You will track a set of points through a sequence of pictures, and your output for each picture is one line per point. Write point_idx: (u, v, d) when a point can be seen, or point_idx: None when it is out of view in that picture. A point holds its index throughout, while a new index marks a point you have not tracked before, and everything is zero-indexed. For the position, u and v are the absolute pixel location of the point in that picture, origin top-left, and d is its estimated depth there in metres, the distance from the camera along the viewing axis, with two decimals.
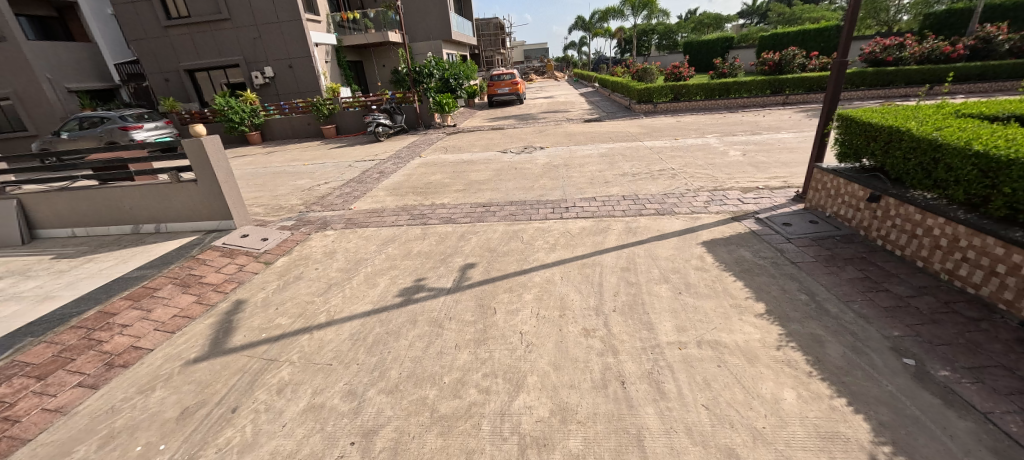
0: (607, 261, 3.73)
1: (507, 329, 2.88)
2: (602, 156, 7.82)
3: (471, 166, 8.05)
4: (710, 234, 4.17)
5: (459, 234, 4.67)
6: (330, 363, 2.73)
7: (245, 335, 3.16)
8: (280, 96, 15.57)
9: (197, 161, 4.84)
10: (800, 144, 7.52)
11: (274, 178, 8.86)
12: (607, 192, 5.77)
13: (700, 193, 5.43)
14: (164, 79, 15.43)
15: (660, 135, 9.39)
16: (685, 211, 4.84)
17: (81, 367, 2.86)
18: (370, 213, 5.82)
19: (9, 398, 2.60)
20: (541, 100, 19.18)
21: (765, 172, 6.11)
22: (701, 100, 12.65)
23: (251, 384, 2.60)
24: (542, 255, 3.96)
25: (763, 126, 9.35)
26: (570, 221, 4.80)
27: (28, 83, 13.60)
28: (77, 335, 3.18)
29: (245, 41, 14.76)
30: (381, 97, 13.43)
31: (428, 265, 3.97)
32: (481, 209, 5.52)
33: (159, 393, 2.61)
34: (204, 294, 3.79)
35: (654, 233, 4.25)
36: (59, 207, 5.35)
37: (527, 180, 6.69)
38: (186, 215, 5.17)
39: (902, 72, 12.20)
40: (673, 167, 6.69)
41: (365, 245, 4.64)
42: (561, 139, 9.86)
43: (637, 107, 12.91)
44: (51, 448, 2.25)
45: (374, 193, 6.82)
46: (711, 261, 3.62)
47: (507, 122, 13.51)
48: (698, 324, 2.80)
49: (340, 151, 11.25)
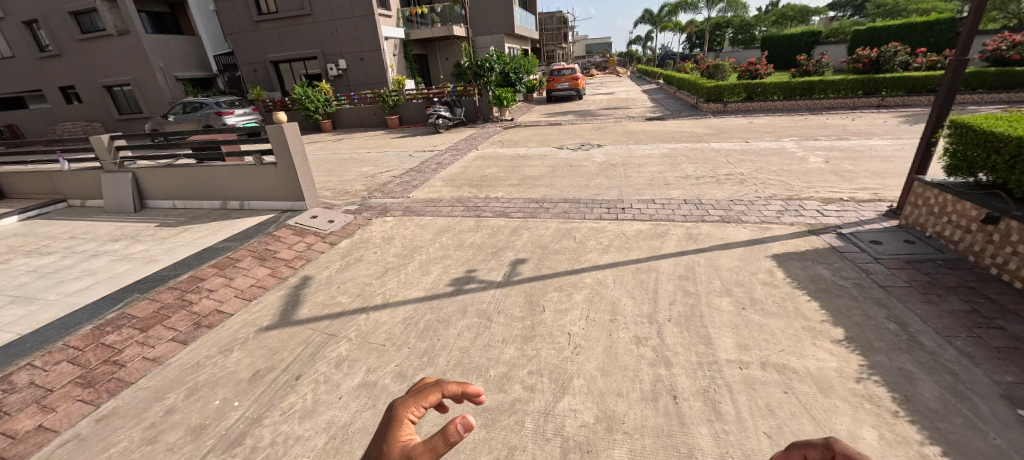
0: (663, 267, 3.55)
1: (555, 329, 2.85)
2: (663, 157, 7.47)
3: (526, 161, 8.05)
4: (781, 247, 3.82)
5: (511, 229, 4.70)
6: (383, 343, 2.87)
7: (310, 309, 3.41)
8: (351, 87, 16.58)
9: (278, 146, 5.29)
10: (897, 153, 6.65)
11: (342, 163, 9.49)
12: (666, 194, 5.50)
13: (772, 201, 5.00)
14: (253, 70, 17.04)
15: (729, 137, 8.77)
16: (754, 220, 4.48)
17: (175, 324, 3.25)
18: (427, 202, 6.04)
19: (119, 344, 3.01)
20: (600, 96, 18.69)
21: (852, 182, 5.48)
22: (779, 100, 11.62)
23: (314, 356, 2.80)
24: (594, 256, 3.86)
25: (852, 130, 8.40)
26: (625, 222, 4.64)
27: (147, 71, 15.66)
28: (173, 295, 3.61)
29: (323, 35, 15.87)
30: (442, 89, 13.83)
31: (479, 258, 4.03)
32: (534, 204, 5.51)
33: (236, 354, 2.90)
34: (277, 268, 4.15)
35: (717, 242, 3.98)
36: (165, 181, 6.11)
37: (582, 178, 6.57)
38: (266, 194, 5.69)
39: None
40: (742, 172, 6.22)
41: (421, 233, 4.82)
42: (620, 137, 9.55)
43: (705, 106, 12.17)
44: (149, 392, 2.59)
45: (432, 183, 7.05)
46: (781, 276, 3.32)
47: (564, 117, 13.33)
48: (764, 344, 2.59)
49: (402, 141, 11.76)
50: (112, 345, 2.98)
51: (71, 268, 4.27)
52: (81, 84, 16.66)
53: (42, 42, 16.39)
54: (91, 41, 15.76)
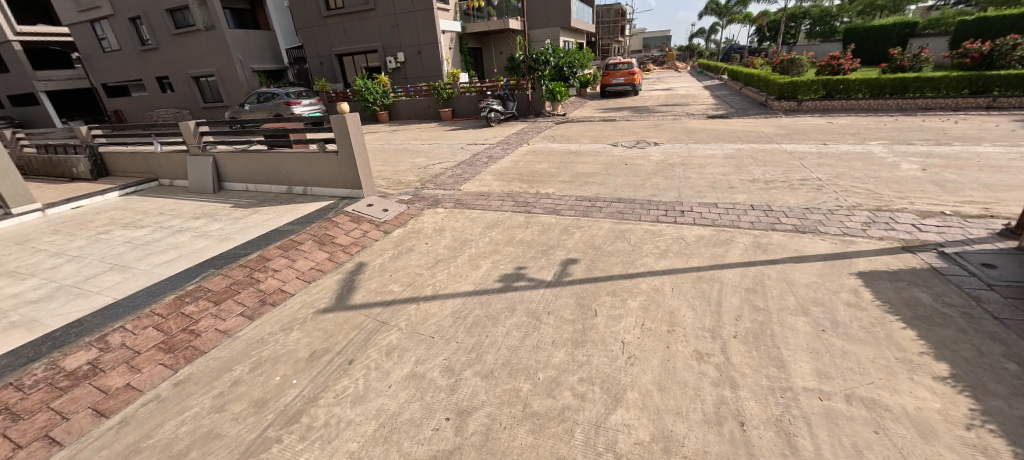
0: (728, 278, 3.27)
1: (607, 336, 2.70)
2: (728, 158, 6.97)
3: (579, 157, 7.84)
4: (868, 263, 3.39)
5: (561, 227, 4.58)
6: (432, 335, 2.88)
7: (363, 295, 3.53)
8: (407, 79, 17.09)
9: (340, 135, 5.53)
10: (1017, 162, 5.69)
11: (397, 154, 9.80)
12: (731, 199, 5.11)
13: (856, 211, 4.47)
14: (320, 62, 18.08)
15: (805, 138, 7.99)
16: (834, 231, 4.02)
17: (243, 300, 3.50)
18: (477, 195, 6.06)
19: (196, 314, 3.29)
20: (657, 92, 17.87)
21: (957, 194, 4.76)
22: (865, 99, 10.41)
23: (366, 342, 2.88)
24: (650, 261, 3.65)
25: (956, 135, 7.33)
26: (684, 227, 4.36)
27: (228, 64, 17.14)
28: (243, 272, 3.88)
29: (384, 29, 16.47)
30: (495, 83, 13.86)
31: (529, 255, 3.96)
32: (586, 203, 5.34)
33: (296, 333, 3.06)
34: (335, 253, 4.34)
35: (790, 253, 3.62)
36: (240, 166, 6.61)
37: (638, 178, 6.28)
38: (327, 181, 5.97)
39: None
40: (819, 177, 5.64)
41: (471, 226, 4.83)
42: (679, 136, 9.04)
43: (775, 104, 11.24)
44: (219, 362, 2.81)
45: (482, 177, 7.08)
46: (869, 297, 2.94)
47: (618, 114, 12.88)
48: (849, 373, 2.27)
49: (454, 134, 11.94)
50: (190, 315, 3.26)
51: (160, 242, 4.73)
52: (174, 75, 18.55)
53: (145, 37, 18.44)
54: (183, 36, 17.48)
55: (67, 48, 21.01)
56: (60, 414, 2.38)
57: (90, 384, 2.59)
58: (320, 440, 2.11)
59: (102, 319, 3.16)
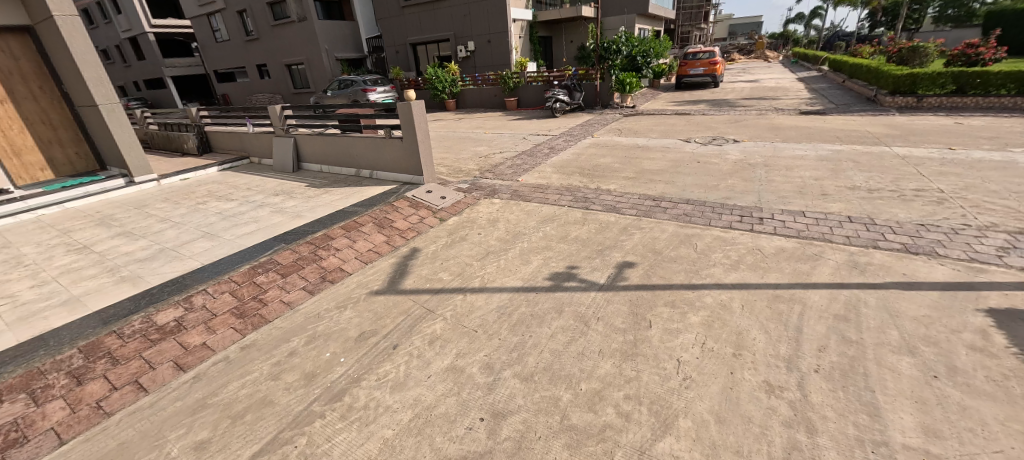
0: (813, 300, 2.83)
1: (661, 351, 2.47)
2: (822, 160, 6.12)
3: (646, 152, 7.38)
4: (1006, 298, 2.72)
5: (620, 226, 4.30)
6: (475, 329, 2.84)
7: (414, 281, 3.60)
8: (476, 68, 17.29)
9: (405, 122, 5.68)
10: None
11: (460, 142, 9.97)
12: (823, 207, 4.46)
13: (990, 232, 3.65)
14: (395, 51, 18.98)
15: (924, 141, 6.78)
16: (957, 255, 3.32)
17: (307, 275, 3.76)
18: (534, 187, 5.93)
19: (266, 284, 3.60)
20: (741, 84, 16.29)
21: None
22: (1011, 96, 8.56)
23: (411, 328, 2.93)
24: (717, 272, 3.29)
25: None
26: (763, 236, 3.88)
27: (315, 53, 18.60)
28: (309, 248, 4.17)
29: (457, 18, 16.77)
30: (563, 73, 13.48)
31: (582, 254, 3.76)
32: (650, 202, 4.98)
33: (348, 312, 3.22)
34: (392, 236, 4.50)
35: (897, 277, 3.05)
36: (316, 148, 7.10)
37: (711, 178, 5.73)
38: (391, 166, 6.20)
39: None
40: (942, 188, 4.72)
41: (525, 219, 4.72)
42: (764, 133, 8.14)
43: (887, 101, 9.68)
44: (280, 333, 3.04)
45: (542, 168, 6.92)
46: (1004, 340, 2.35)
47: (693, 107, 11.95)
48: (970, 435, 1.82)
49: (517, 124, 11.86)
50: (261, 284, 3.58)
51: (244, 215, 5.24)
52: (270, 63, 20.54)
53: (249, 29, 20.58)
54: (279, 27, 19.25)
55: (189, 39, 24.18)
56: (149, 363, 2.73)
57: (174, 339, 2.94)
58: (359, 421, 2.17)
59: (190, 282, 3.57)
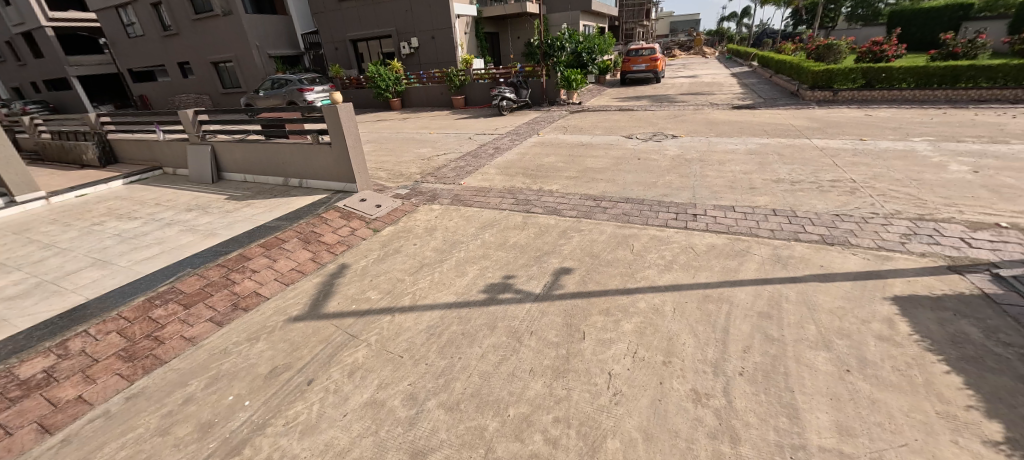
0: (739, 298, 2.88)
1: (592, 365, 2.39)
2: (751, 153, 6.45)
3: (589, 150, 7.43)
4: (908, 285, 2.91)
5: (559, 229, 4.24)
6: (401, 355, 2.65)
7: (338, 303, 3.34)
8: (421, 65, 16.76)
9: (332, 125, 5.28)
10: None
11: (404, 144, 9.58)
12: (751, 201, 4.65)
13: (894, 220, 3.94)
14: (334, 48, 18.18)
15: (838, 132, 7.34)
16: (867, 244, 3.54)
17: (215, 304, 3.40)
18: (476, 191, 5.76)
19: (164, 319, 3.20)
20: (681, 79, 16.98)
21: (1016, 203, 4.12)
22: (909, 89, 9.48)
23: (330, 358, 2.68)
24: (651, 274, 3.29)
25: (1013, 131, 6.55)
26: (695, 233, 3.95)
27: (245, 49, 17.23)
28: (220, 273, 3.80)
29: (399, 13, 16.17)
30: (509, 70, 13.39)
31: (520, 262, 3.65)
32: (590, 202, 4.97)
33: (260, 345, 2.91)
34: (319, 253, 4.20)
35: (814, 270, 3.19)
36: (238, 156, 6.50)
37: (650, 174, 5.84)
38: (321, 174, 5.79)
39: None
40: (853, 178, 5.07)
41: (464, 226, 4.55)
42: (700, 128, 8.47)
43: (808, 94, 10.42)
44: (177, 375, 2.68)
45: (486, 170, 6.77)
46: (906, 328, 2.50)
47: (637, 102, 12.27)
48: (878, 430, 1.87)
49: (465, 123, 11.62)
50: (157, 319, 3.18)
51: (147, 236, 4.66)
52: (193, 61, 18.77)
53: (166, 23, 18.67)
54: (202, 21, 17.61)
55: (95, 33, 21.53)
56: (4, 429, 2.28)
57: (40, 395, 2.49)
58: None
59: (69, 322, 3.08)
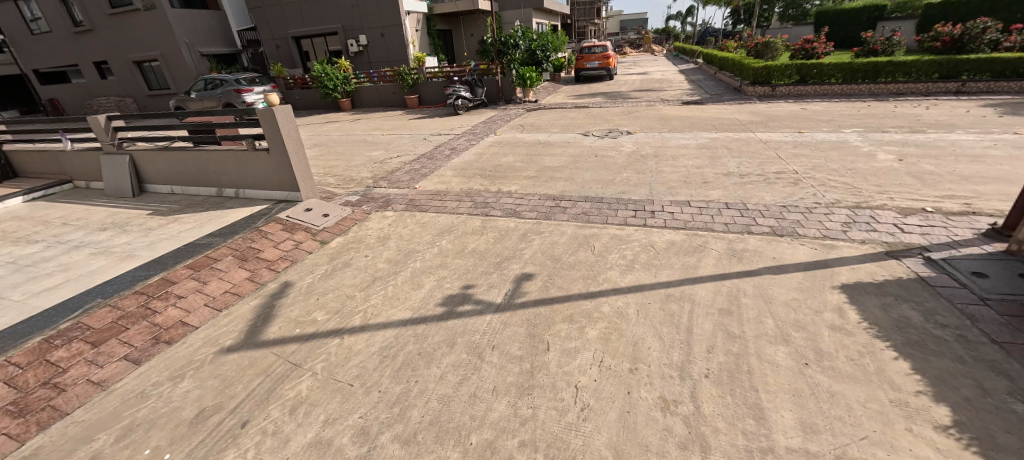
0: (700, 296, 2.88)
1: (558, 378, 2.27)
2: (702, 147, 6.65)
3: (547, 148, 7.37)
4: (852, 273, 3.04)
5: (519, 233, 4.11)
6: (351, 383, 2.40)
7: (280, 327, 3.01)
8: (371, 64, 16.07)
9: (269, 130, 4.83)
10: (990, 151, 5.50)
11: (354, 147, 9.09)
12: (704, 195, 4.74)
13: (835, 209, 4.15)
14: (275, 46, 17.07)
15: (779, 126, 7.74)
16: (814, 234, 3.69)
17: (131, 339, 2.96)
18: (432, 195, 5.52)
19: (65, 362, 2.73)
20: (633, 76, 17.45)
21: (936, 188, 4.49)
22: (838, 84, 10.21)
23: (269, 394, 2.38)
24: (613, 275, 3.23)
25: (927, 121, 7.19)
26: (654, 230, 3.96)
27: (172, 47, 15.74)
28: (137, 302, 3.33)
29: (345, 9, 15.40)
30: (464, 68, 13.13)
31: (479, 269, 3.48)
32: (550, 202, 4.88)
33: (186, 384, 2.55)
34: (258, 271, 3.80)
35: (767, 262, 3.26)
36: (162, 165, 5.84)
37: (608, 171, 5.85)
38: (260, 183, 5.30)
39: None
40: (795, 170, 5.33)
41: (420, 233, 4.31)
42: (653, 123, 8.66)
43: (749, 90, 10.99)
44: (80, 429, 2.27)
45: (442, 172, 6.53)
46: (856, 316, 2.59)
47: (592, 100, 12.42)
48: (840, 425, 1.89)
49: (419, 123, 11.24)
50: (56, 363, 2.71)
51: (49, 262, 4.04)
52: (111, 60, 16.90)
53: (76, 18, 16.68)
54: (120, 16, 15.89)
55: None
56: None
57: None
58: None
59: None
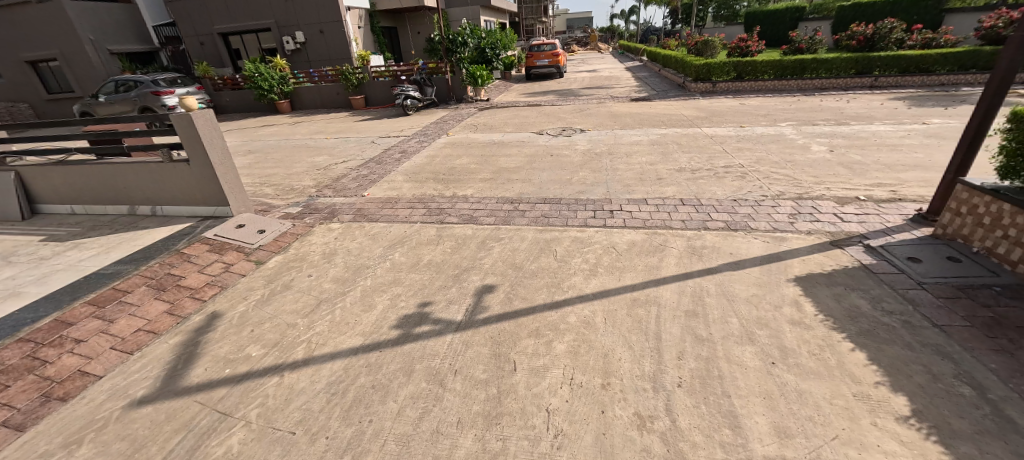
0: (665, 299, 2.83)
1: (528, 402, 2.11)
2: (653, 144, 6.78)
3: (502, 148, 7.20)
4: (804, 264, 3.14)
5: (478, 240, 3.91)
6: (292, 430, 2.08)
7: (205, 368, 2.59)
8: (311, 62, 15.08)
9: (188, 138, 4.25)
10: (904, 141, 6.04)
11: (294, 152, 8.41)
12: (660, 192, 4.79)
13: (781, 201, 4.32)
14: (199, 43, 15.58)
15: (722, 121, 8.10)
16: (765, 227, 3.79)
17: (11, 400, 2.43)
18: (383, 203, 5.18)
19: None
20: (583, 73, 17.71)
21: (865, 177, 4.83)
22: (770, 80, 10.91)
23: (190, 454, 2.01)
24: (578, 281, 3.11)
25: (849, 114, 7.81)
26: (614, 231, 3.90)
27: (73, 44, 13.85)
28: (23, 351, 2.77)
29: (278, 4, 14.31)
30: (412, 66, 12.65)
31: (436, 284, 3.24)
32: (508, 206, 4.71)
33: (83, 451, 2.10)
34: (179, 301, 3.30)
35: (726, 258, 3.30)
36: (58, 182, 5.02)
37: (564, 171, 5.79)
38: (181, 198, 4.67)
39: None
40: (741, 163, 5.55)
41: (370, 246, 3.99)
42: (605, 121, 8.76)
43: (692, 86, 11.46)
44: None
45: (392, 177, 6.17)
46: (812, 309, 2.65)
47: (544, 98, 12.41)
48: (811, 425, 1.87)
49: (366, 125, 10.66)
50: None
51: None
52: None
53: None
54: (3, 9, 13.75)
55: None
56: None
57: None
58: None
59: None
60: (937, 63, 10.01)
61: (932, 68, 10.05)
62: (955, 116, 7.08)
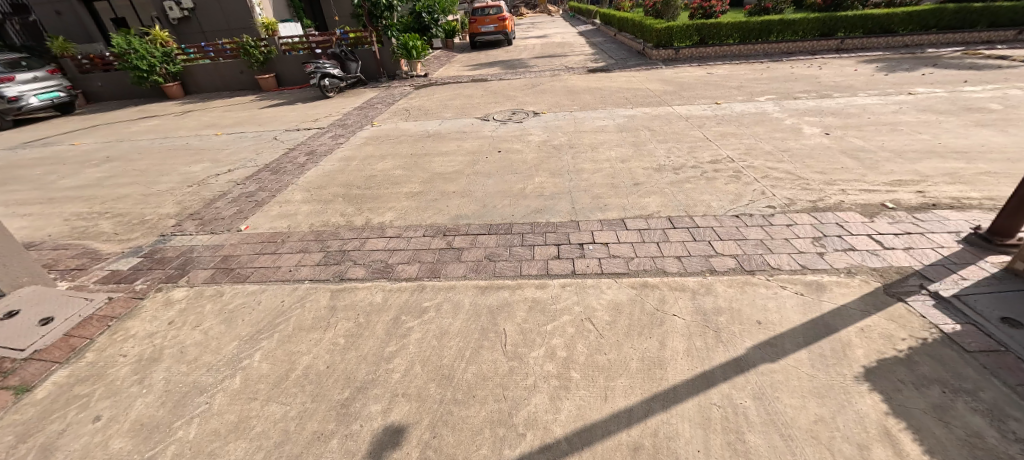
0: (686, 444, 1.70)
1: None
2: (622, 130, 5.62)
3: (437, 144, 5.75)
4: (868, 340, 2.14)
5: (389, 316, 2.60)
6: None
7: None
8: (205, 33, 12.37)
9: None
10: (901, 117, 5.26)
11: (168, 158, 6.47)
12: (640, 207, 3.67)
13: (795, 215, 3.32)
14: (54, 12, 12.42)
15: (693, 96, 7.04)
16: (789, 265, 2.76)
17: None
18: (265, 241, 3.68)
19: None
20: (533, 40, 16.07)
21: (880, 172, 3.95)
22: (736, 44, 9.96)
23: None
24: (539, 409, 1.91)
25: (829, 84, 7.02)
26: (588, 284, 2.72)
27: None
28: None
29: None
30: (329, 37, 10.54)
31: (307, 430, 1.92)
32: (439, 241, 3.40)
33: None
34: None
35: (756, 336, 2.21)
36: None
37: (516, 175, 4.52)
38: None
39: (1006, 7, 9.16)
40: (730, 156, 4.52)
41: (218, 339, 2.55)
42: (562, 99, 7.45)
43: (654, 53, 10.28)
44: None
45: (289, 195, 4.61)
46: (916, 449, 1.63)
47: (490, 71, 10.83)
48: None
49: (274, 113, 8.67)
50: None
51: None
52: None
53: None
54: None
55: None
56: None
57: None
58: None
59: None
60: (900, 23, 9.54)
61: (895, 28, 9.56)
62: (938, 85, 6.46)
